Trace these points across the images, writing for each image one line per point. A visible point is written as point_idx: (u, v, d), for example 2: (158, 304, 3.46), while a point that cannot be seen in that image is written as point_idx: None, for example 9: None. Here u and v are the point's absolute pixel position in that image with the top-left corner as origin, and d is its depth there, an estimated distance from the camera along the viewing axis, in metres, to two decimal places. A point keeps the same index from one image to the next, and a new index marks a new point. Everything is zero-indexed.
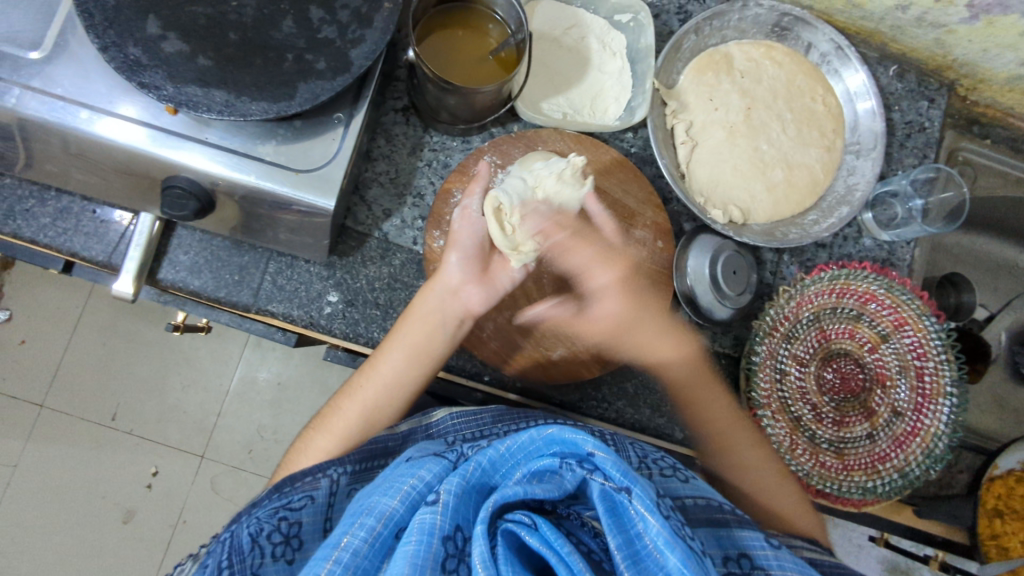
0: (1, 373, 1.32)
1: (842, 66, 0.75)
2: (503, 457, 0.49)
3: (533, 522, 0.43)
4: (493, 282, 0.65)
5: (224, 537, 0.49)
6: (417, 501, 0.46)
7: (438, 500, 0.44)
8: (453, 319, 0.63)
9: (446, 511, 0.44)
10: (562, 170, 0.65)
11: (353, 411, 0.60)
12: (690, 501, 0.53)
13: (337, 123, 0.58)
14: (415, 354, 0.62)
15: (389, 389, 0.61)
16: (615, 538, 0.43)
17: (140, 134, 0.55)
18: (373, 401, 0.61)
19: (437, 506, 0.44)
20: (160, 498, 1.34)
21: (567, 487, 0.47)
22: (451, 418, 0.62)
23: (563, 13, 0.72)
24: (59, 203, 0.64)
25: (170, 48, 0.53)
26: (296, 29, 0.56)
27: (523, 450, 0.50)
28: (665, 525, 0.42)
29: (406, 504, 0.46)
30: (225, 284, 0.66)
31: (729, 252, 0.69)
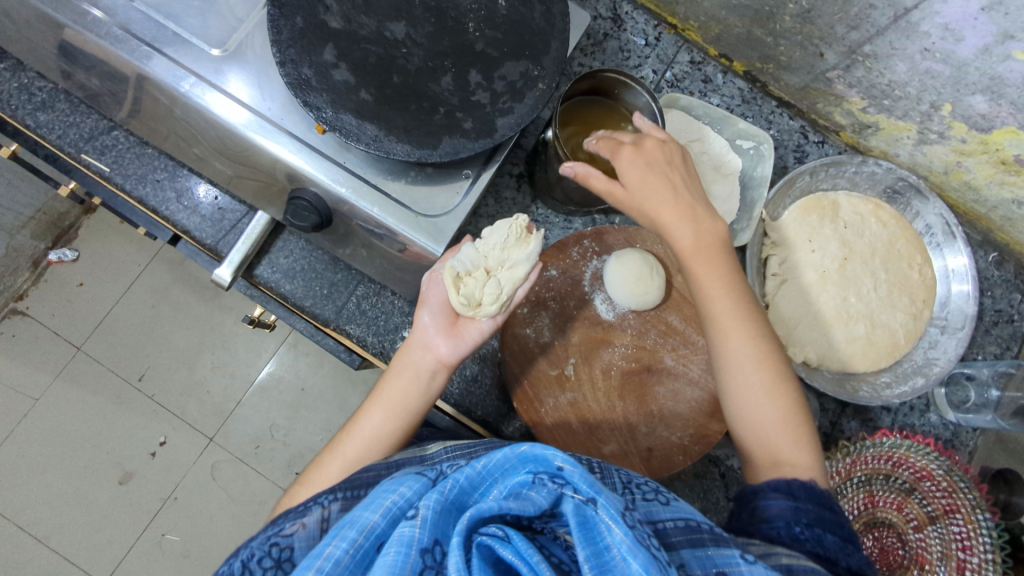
0: (52, 308, 1.36)
1: (945, 244, 0.76)
2: (478, 475, 0.44)
3: (506, 535, 0.40)
4: (462, 335, 0.61)
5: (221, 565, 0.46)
6: (399, 517, 0.43)
7: (417, 514, 0.41)
8: (426, 371, 0.60)
9: (424, 525, 0.41)
10: (504, 234, 0.62)
11: (335, 465, 0.57)
12: (671, 525, 0.45)
13: (464, 178, 0.61)
14: (391, 407, 0.59)
15: (369, 443, 0.58)
16: (583, 550, 0.39)
17: (284, 143, 0.58)
18: (355, 454, 0.57)
19: (415, 522, 0.41)
20: (160, 468, 1.34)
21: (542, 504, 0.42)
22: (447, 452, 0.56)
23: (688, 126, 0.74)
24: (187, 181, 0.68)
25: (339, 76, 0.57)
26: (453, 86, 0.60)
27: (498, 468, 0.45)
28: (628, 534, 0.39)
29: (388, 519, 0.42)
30: (313, 295, 0.68)
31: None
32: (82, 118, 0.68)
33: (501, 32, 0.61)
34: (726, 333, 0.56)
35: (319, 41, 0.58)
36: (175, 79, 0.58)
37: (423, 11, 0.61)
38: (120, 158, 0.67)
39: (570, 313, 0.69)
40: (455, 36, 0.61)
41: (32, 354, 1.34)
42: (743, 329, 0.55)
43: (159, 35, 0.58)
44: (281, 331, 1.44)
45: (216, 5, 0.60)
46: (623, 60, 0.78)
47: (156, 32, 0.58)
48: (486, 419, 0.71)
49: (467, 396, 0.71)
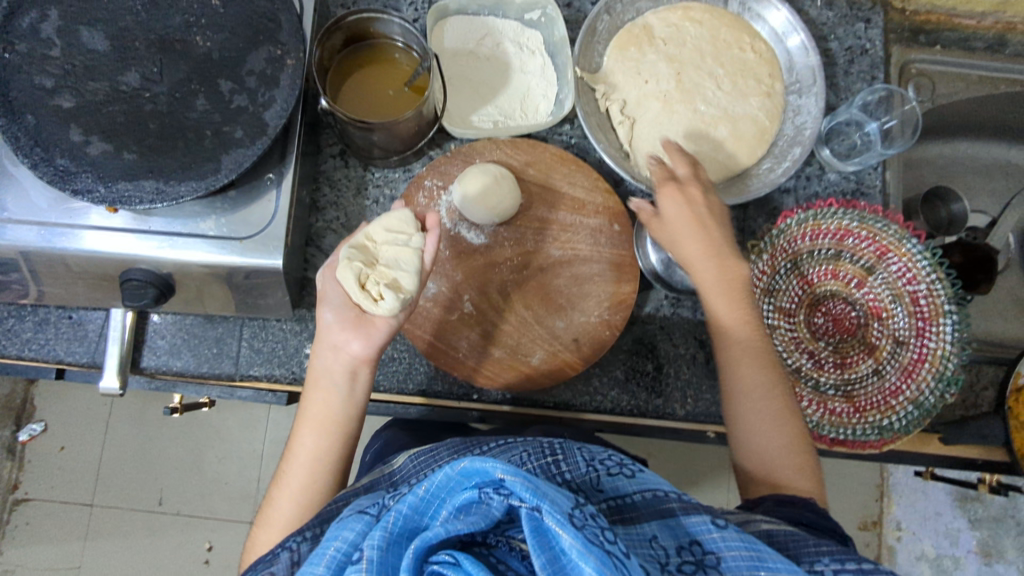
0: (48, 481, 1.38)
1: (762, 9, 0.74)
2: (422, 500, 0.38)
3: (456, 559, 0.35)
4: (370, 324, 0.54)
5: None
6: (347, 563, 0.37)
7: (361, 557, 0.36)
8: (343, 374, 0.55)
9: (371, 567, 0.35)
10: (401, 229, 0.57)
11: (285, 498, 0.52)
12: (639, 497, 0.43)
13: (269, 184, 0.60)
14: (319, 424, 0.54)
15: (309, 466, 0.53)
16: (537, 559, 0.34)
17: (99, 239, 0.58)
18: (300, 482, 0.53)
19: (361, 564, 0.35)
20: (220, 569, 1.38)
21: (495, 516, 0.36)
22: (411, 460, 0.50)
23: (472, 26, 0.73)
24: (37, 315, 0.67)
25: (95, 151, 0.56)
26: (210, 105, 0.58)
27: (442, 488, 0.38)
28: (578, 535, 0.33)
29: (334, 568, 0.37)
30: (206, 359, 0.68)
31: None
32: None
33: (230, 31, 0.59)
34: (736, 364, 0.59)
35: (60, 127, 0.56)
36: None
37: (145, 48, 0.58)
38: None
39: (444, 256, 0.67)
40: (187, 57, 0.58)
41: (54, 529, 1.36)
42: (767, 379, 0.57)
43: None
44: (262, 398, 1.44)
45: None
46: None
47: None
48: (424, 389, 0.69)
49: (392, 377, 0.69)
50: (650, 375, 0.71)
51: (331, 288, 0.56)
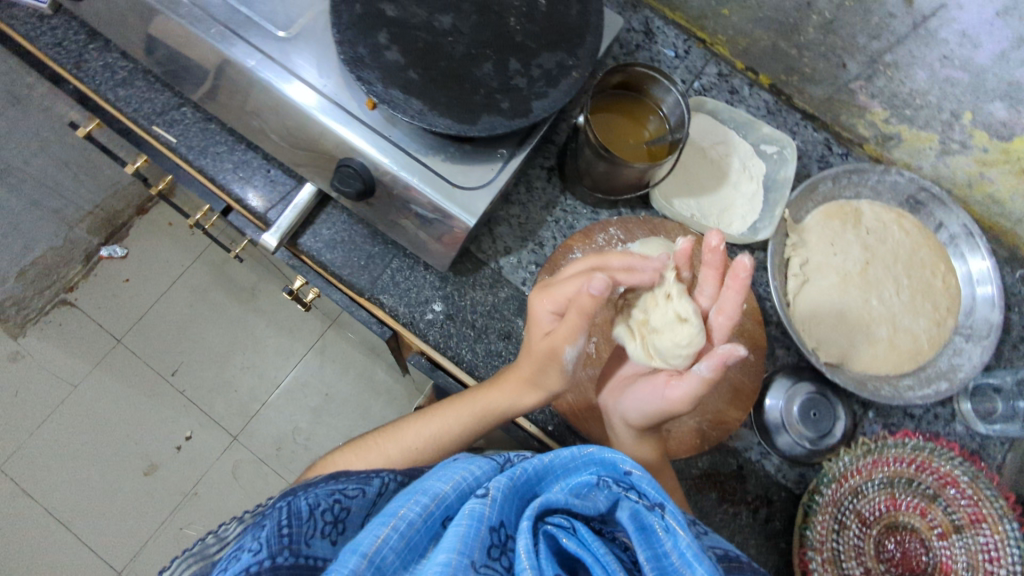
0: (98, 301, 1.43)
1: (969, 251, 0.76)
2: (545, 468, 0.44)
3: (573, 526, 0.39)
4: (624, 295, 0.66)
5: (279, 501, 0.43)
6: (468, 493, 0.41)
7: (487, 493, 0.39)
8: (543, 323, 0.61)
9: (494, 504, 0.39)
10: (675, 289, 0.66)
11: (397, 452, 0.62)
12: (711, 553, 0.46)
13: (498, 157, 0.66)
14: (476, 414, 0.63)
15: (437, 441, 0.63)
16: (642, 551, 0.38)
17: (324, 108, 0.64)
18: (420, 447, 0.63)
19: (484, 499, 0.39)
20: (185, 462, 1.36)
21: (603, 505, 0.42)
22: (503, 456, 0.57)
23: (714, 130, 0.78)
24: (244, 156, 0.74)
25: (391, 57, 0.63)
26: (494, 72, 0.64)
27: (563, 465, 0.44)
28: (694, 541, 0.38)
29: (458, 493, 0.41)
30: (351, 266, 0.71)
31: (805, 393, 0.70)
32: (156, 95, 0.74)
33: (539, 25, 0.66)
34: None
35: (375, 26, 0.63)
36: (245, 58, 0.63)
37: (469, 5, 0.66)
38: (186, 131, 0.74)
39: None
40: (497, 28, 0.66)
41: (77, 343, 1.40)
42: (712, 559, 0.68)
43: (233, 18, 0.64)
44: (310, 337, 1.47)
45: None
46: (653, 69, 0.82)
47: (231, 14, 0.64)
48: None
49: (490, 370, 0.71)
50: (710, 502, 0.71)
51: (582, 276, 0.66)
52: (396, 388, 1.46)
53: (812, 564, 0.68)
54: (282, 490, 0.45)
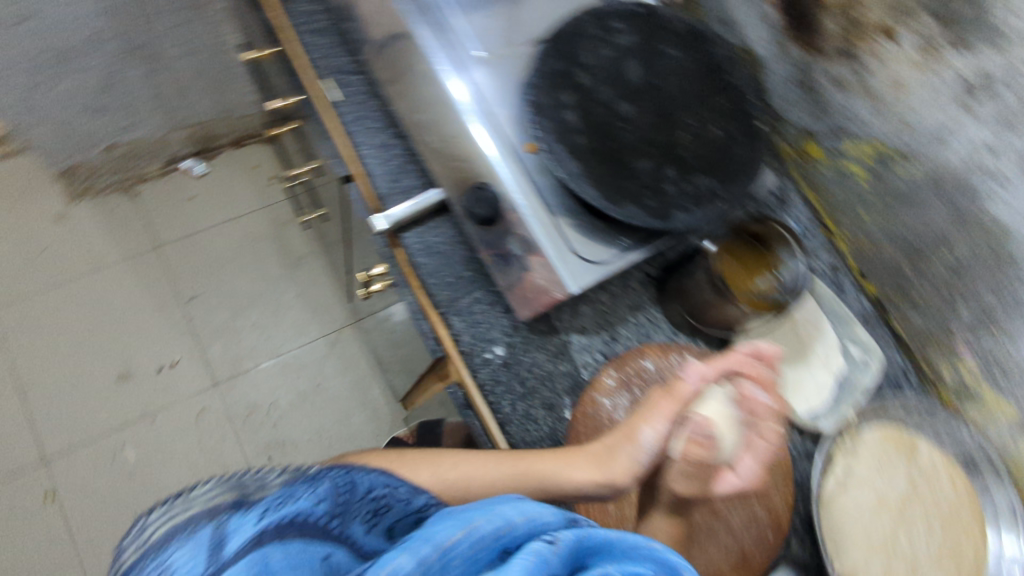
0: (161, 204, 1.46)
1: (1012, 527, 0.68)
2: (609, 544, 0.42)
3: None
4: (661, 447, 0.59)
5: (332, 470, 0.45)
6: (536, 534, 0.42)
7: (555, 540, 0.39)
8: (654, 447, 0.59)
9: (559, 554, 0.38)
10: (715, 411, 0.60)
11: (427, 474, 0.58)
12: None
13: (620, 245, 0.67)
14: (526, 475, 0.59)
15: (474, 484, 0.58)
16: None
17: (489, 134, 0.67)
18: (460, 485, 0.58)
19: (552, 544, 0.39)
20: (158, 385, 1.33)
21: None
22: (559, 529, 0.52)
23: (811, 314, 0.81)
24: (390, 140, 0.77)
25: (569, 117, 0.66)
26: (652, 169, 0.66)
27: (628, 549, 0.42)
28: None
29: (527, 530, 0.41)
30: (439, 279, 0.73)
31: None
32: (341, 55, 0.79)
33: (705, 147, 0.68)
34: None
35: (567, 85, 0.67)
36: (440, 64, 0.69)
37: (652, 105, 0.69)
38: (352, 97, 0.78)
39: None
40: (670, 134, 0.68)
41: (122, 232, 1.42)
42: None
43: (447, 28, 0.70)
44: (329, 325, 1.45)
45: (498, 24, 0.71)
46: None
47: (447, 24, 0.70)
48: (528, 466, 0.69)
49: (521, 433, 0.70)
50: None
51: (675, 384, 0.63)
52: (383, 412, 1.40)
53: None
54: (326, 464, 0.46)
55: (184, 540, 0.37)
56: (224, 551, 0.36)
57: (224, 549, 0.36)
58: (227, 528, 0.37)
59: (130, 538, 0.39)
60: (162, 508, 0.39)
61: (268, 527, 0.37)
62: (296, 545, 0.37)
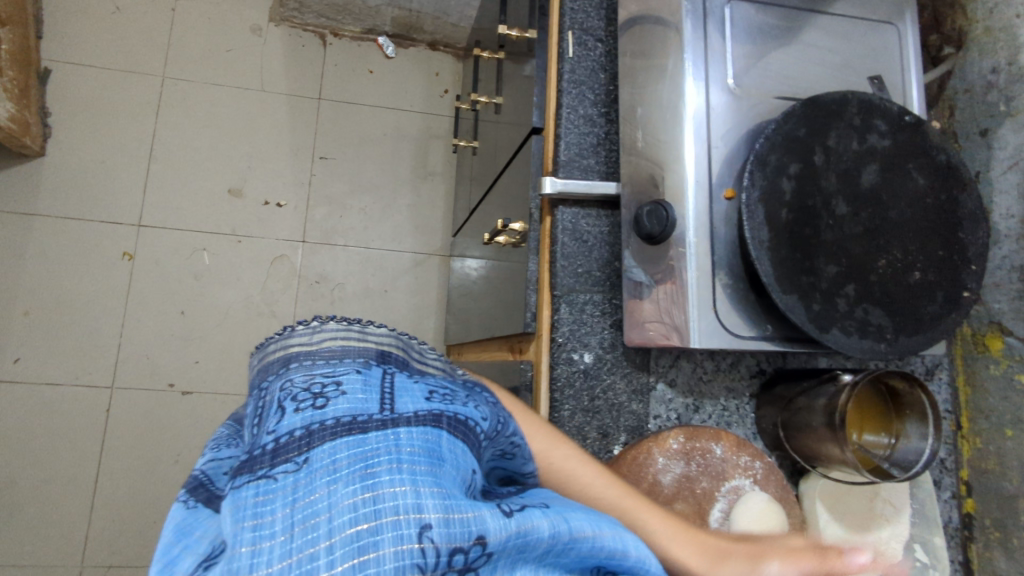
0: (342, 62, 1.50)
1: None
2: None
3: None
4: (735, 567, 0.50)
5: (488, 393, 0.44)
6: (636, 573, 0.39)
7: None
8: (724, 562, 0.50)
9: None
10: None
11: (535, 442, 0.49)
12: None
13: (760, 328, 0.64)
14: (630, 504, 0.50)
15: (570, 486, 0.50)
16: None
17: (699, 160, 0.65)
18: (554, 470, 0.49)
19: None
20: (256, 214, 1.38)
21: None
22: None
23: (898, 494, 0.72)
24: (595, 115, 0.75)
25: (782, 186, 0.62)
26: (832, 276, 0.63)
27: None
28: None
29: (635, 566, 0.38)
30: (569, 262, 0.71)
31: None
32: (594, 15, 0.77)
33: (895, 286, 0.64)
34: None
35: (797, 155, 0.63)
36: (691, 74, 0.66)
37: (867, 218, 0.65)
38: (582, 58, 0.76)
39: (693, 486, 0.67)
40: (867, 254, 0.64)
41: (298, 68, 1.46)
42: None
43: (712, 46, 0.67)
44: (423, 244, 1.47)
45: (757, 70, 0.69)
46: None
47: (714, 43, 0.68)
48: None
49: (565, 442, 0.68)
50: None
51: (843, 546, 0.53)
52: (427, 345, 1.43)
53: None
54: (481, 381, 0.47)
55: (363, 377, 0.38)
56: (398, 405, 0.36)
57: (397, 405, 0.36)
58: (400, 389, 0.38)
59: (309, 343, 0.39)
60: (352, 341, 0.40)
61: (441, 411, 0.37)
62: (457, 440, 0.37)
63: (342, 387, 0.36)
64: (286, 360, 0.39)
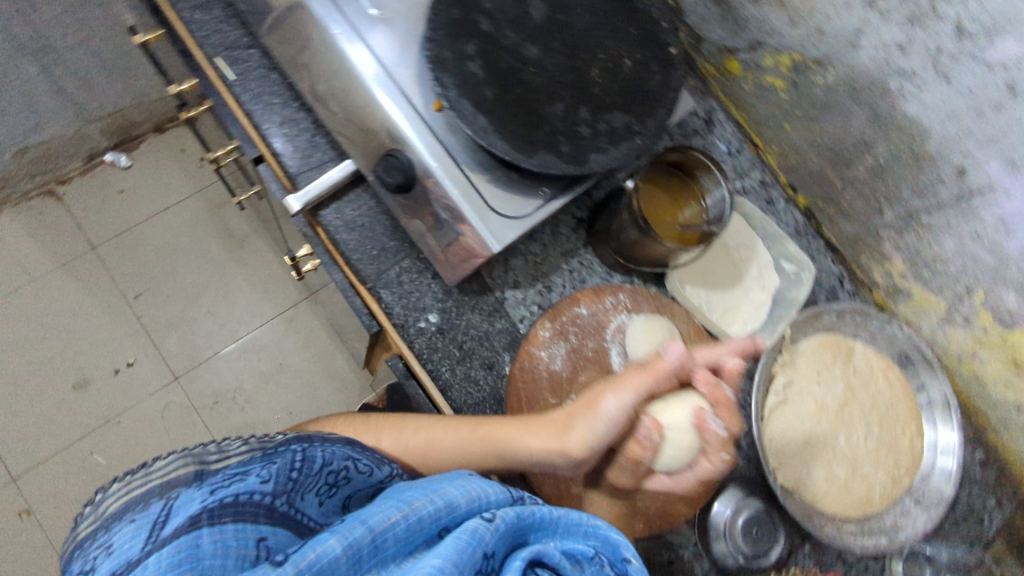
0: (87, 203, 1.39)
1: (942, 420, 0.77)
2: (552, 520, 0.45)
3: None
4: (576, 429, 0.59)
5: (295, 445, 0.45)
6: (475, 513, 0.43)
7: (494, 518, 0.40)
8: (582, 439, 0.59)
9: (496, 532, 0.40)
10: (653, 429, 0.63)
11: (391, 442, 0.59)
12: None
13: (539, 195, 0.67)
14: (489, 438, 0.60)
15: (433, 449, 0.59)
16: None
17: (391, 95, 0.64)
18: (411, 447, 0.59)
19: (490, 522, 0.40)
20: (116, 388, 1.31)
21: None
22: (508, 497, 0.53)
23: (744, 232, 0.81)
24: (294, 113, 0.74)
25: (471, 68, 0.63)
26: (562, 114, 0.65)
27: (567, 524, 0.46)
28: None
29: (468, 508, 0.43)
30: (362, 251, 0.71)
31: (751, 510, 0.73)
32: (228, 28, 0.74)
33: (617, 83, 0.68)
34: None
35: (465, 36, 0.64)
36: (332, 25, 0.64)
37: (559, 45, 0.67)
38: (246, 72, 0.73)
39: (585, 353, 0.72)
40: (578, 75, 0.67)
41: (50, 238, 1.36)
42: None
43: None
44: (283, 302, 1.44)
45: None
46: None
47: None
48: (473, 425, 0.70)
49: (464, 394, 0.70)
50: None
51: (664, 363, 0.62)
52: (350, 379, 1.43)
53: None
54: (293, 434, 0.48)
55: (137, 522, 0.38)
56: (163, 529, 0.37)
57: (160, 532, 0.37)
58: (174, 509, 0.38)
59: (95, 519, 0.40)
60: (134, 488, 0.41)
61: (202, 508, 0.38)
62: (241, 524, 0.39)
63: (111, 546, 0.37)
64: (76, 544, 0.39)
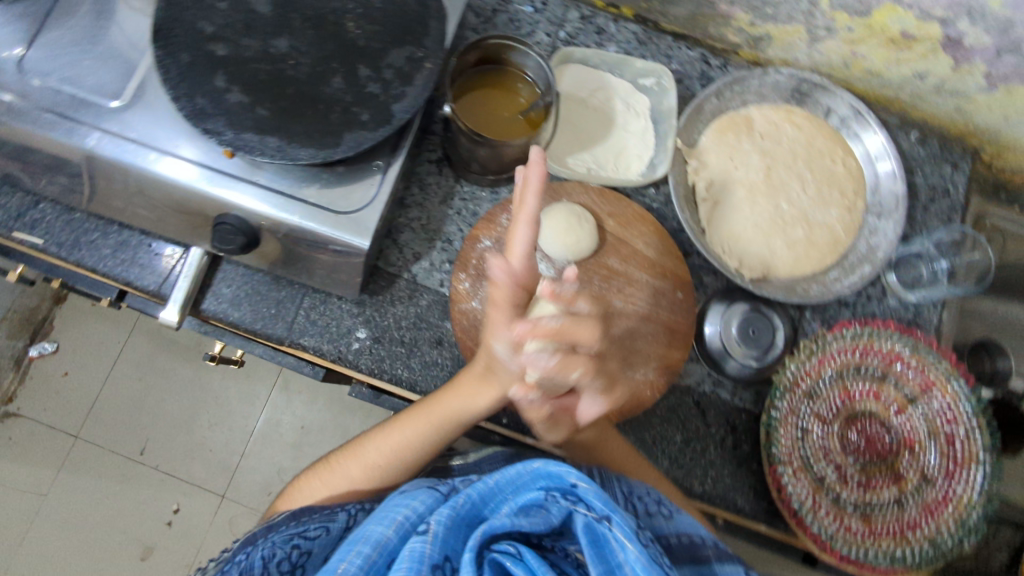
0: (43, 403, 1.38)
1: (862, 130, 0.78)
2: (491, 490, 0.53)
3: (517, 552, 0.48)
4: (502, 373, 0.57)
5: (239, 556, 0.55)
6: (409, 532, 0.51)
7: (428, 530, 0.49)
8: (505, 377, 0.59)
9: (434, 541, 0.49)
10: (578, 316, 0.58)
11: (352, 467, 0.62)
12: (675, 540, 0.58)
13: (376, 170, 0.63)
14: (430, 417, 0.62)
15: (393, 452, 0.62)
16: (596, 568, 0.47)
17: (180, 169, 0.60)
18: (375, 462, 0.62)
19: (425, 537, 0.49)
20: (179, 535, 1.34)
21: (554, 520, 0.50)
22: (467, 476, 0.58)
23: (590, 77, 0.77)
24: (120, 235, 0.70)
25: (232, 99, 0.58)
26: (345, 85, 0.61)
27: (509, 483, 0.53)
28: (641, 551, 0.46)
29: (399, 534, 0.51)
30: (262, 317, 0.70)
31: (740, 315, 0.71)
32: (8, 197, 0.70)
33: (379, 22, 0.63)
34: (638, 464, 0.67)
35: (207, 70, 0.59)
36: (83, 139, 0.59)
37: (301, 21, 0.62)
38: (51, 227, 0.70)
39: None
40: (338, 38, 0.62)
41: (33, 452, 1.35)
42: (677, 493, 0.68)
43: (58, 100, 0.59)
44: (268, 375, 1.44)
45: (105, 62, 0.61)
46: (515, 29, 0.79)
47: (55, 97, 0.59)
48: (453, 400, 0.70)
49: (431, 380, 0.70)
50: (675, 445, 0.73)
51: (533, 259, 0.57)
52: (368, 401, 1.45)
53: (785, 476, 0.70)
54: (244, 541, 0.57)
55: None
56: None
57: None
58: None
59: None
60: None
61: None
62: None
63: None
64: None
